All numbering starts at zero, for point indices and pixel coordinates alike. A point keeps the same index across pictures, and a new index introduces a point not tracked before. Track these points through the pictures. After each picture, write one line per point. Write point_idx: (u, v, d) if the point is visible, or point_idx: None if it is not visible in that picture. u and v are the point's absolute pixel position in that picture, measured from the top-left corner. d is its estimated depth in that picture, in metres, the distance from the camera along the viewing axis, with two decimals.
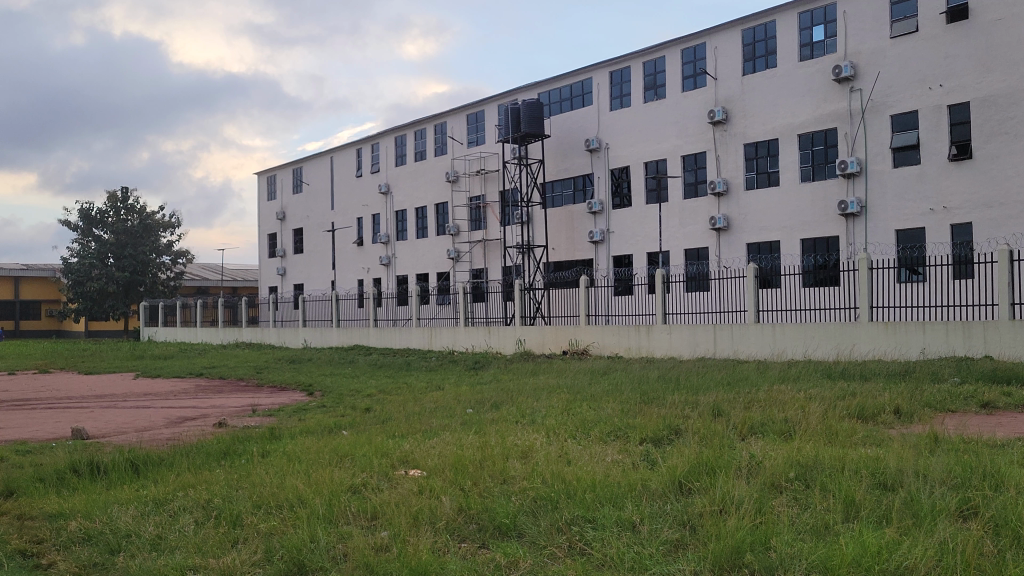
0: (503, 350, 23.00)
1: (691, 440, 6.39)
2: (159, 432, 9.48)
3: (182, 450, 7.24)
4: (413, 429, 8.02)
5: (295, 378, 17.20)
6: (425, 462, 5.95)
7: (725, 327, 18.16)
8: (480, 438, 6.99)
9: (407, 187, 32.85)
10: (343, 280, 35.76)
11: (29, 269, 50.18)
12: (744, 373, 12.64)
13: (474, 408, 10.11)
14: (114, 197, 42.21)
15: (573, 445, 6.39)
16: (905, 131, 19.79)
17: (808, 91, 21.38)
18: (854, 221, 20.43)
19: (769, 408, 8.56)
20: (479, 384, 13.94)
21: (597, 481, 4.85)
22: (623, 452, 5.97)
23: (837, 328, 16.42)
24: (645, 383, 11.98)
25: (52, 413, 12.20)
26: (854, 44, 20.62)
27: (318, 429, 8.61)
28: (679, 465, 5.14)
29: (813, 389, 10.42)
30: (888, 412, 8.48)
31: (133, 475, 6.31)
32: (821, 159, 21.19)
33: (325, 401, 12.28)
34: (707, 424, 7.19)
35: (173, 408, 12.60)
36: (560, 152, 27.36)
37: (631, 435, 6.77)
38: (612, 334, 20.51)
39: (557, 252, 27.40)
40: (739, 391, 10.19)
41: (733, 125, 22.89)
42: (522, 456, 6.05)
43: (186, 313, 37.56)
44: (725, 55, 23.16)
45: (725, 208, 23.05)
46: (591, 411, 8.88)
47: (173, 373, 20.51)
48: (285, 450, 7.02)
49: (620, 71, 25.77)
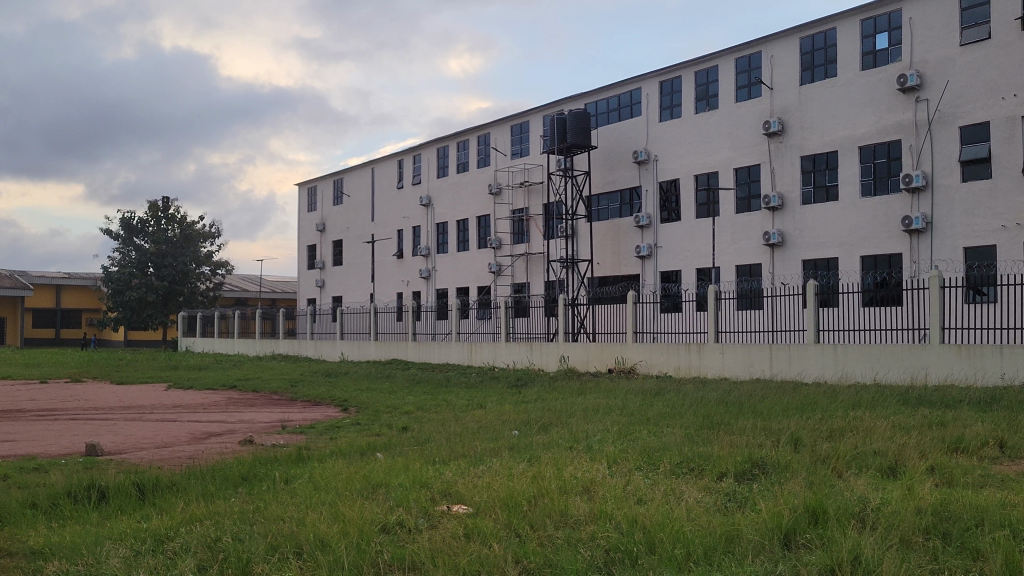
0: (546, 367, 22.13)
1: (782, 478, 5.43)
2: (179, 450, 8.72)
3: (196, 474, 6.43)
4: (455, 454, 7.20)
5: (329, 393, 16.41)
6: (471, 496, 5.10)
7: (782, 347, 17.15)
8: (534, 468, 6.11)
9: (448, 199, 32.16)
10: (381, 293, 35.16)
11: (71, 277, 50.32)
12: (812, 397, 11.64)
13: (521, 430, 9.26)
14: (155, 207, 41.95)
15: (645, 480, 5.50)
16: (975, 143, 18.64)
17: (871, 101, 20.31)
18: (919, 238, 19.29)
19: (856, 438, 7.59)
20: (525, 402, 13.09)
21: (686, 530, 3.96)
22: (705, 491, 5.08)
23: (906, 350, 15.32)
24: (704, 406, 11.02)
25: (74, 425, 11.54)
26: (920, 52, 19.54)
27: (352, 451, 7.77)
28: (784, 509, 4.24)
29: (897, 417, 9.40)
30: (992, 446, 7.45)
31: (138, 503, 5.54)
32: (883, 173, 20.09)
33: (360, 418, 11.47)
34: (796, 457, 6.25)
35: (199, 422, 11.89)
36: (607, 164, 26.50)
37: (707, 469, 5.84)
38: (660, 352, 19.54)
39: (602, 267, 26.48)
40: (815, 419, 9.21)
41: (789, 136, 21.87)
42: (584, 492, 5.18)
43: (224, 324, 37.14)
44: (782, 63, 22.17)
45: (779, 222, 22.01)
46: (653, 437, 7.95)
47: (205, 385, 19.85)
48: (313, 476, 6.21)
49: (671, 81, 24.86)
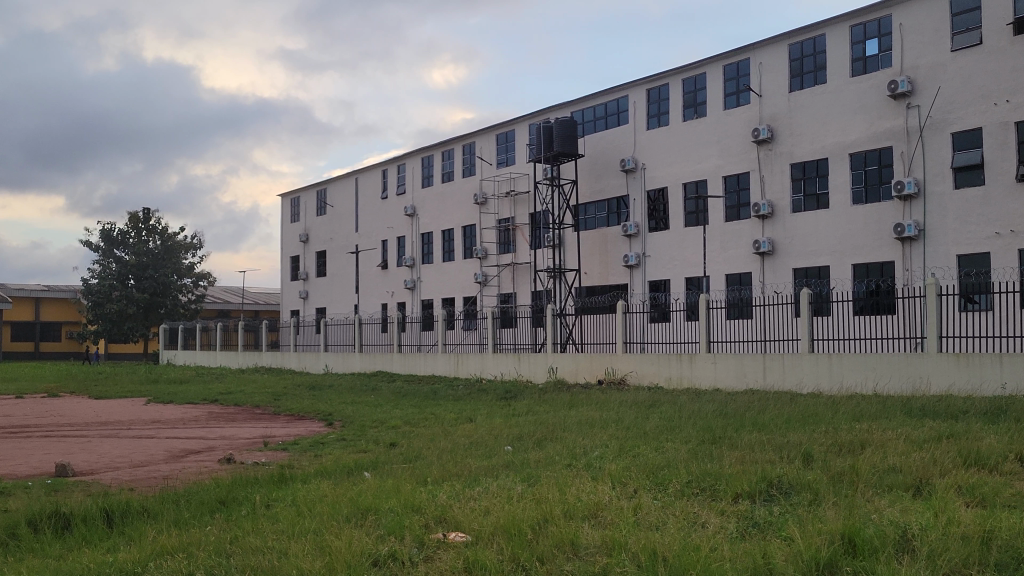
0: (534, 379, 21.73)
1: (804, 502, 5.09)
2: (154, 469, 8.26)
3: (170, 498, 5.98)
4: (447, 473, 6.81)
5: (313, 407, 15.94)
6: (469, 523, 4.72)
7: (776, 357, 16.85)
8: (534, 490, 5.72)
9: (433, 208, 31.75)
10: (366, 304, 34.70)
11: (51, 290, 49.56)
12: (813, 408, 11.29)
13: (514, 446, 8.87)
14: (135, 218, 41.33)
15: (655, 503, 5.14)
16: (967, 149, 18.41)
17: (861, 107, 20.06)
18: (911, 245, 19.03)
19: (870, 454, 7.25)
20: (515, 416, 12.70)
21: (718, 567, 3.65)
22: (724, 516, 4.75)
23: (902, 360, 15.03)
24: (701, 419, 10.64)
25: (46, 442, 11.05)
26: (911, 58, 19.33)
27: (337, 471, 7.33)
28: (821, 542, 3.92)
29: (904, 430, 9.07)
30: (1010, 459, 7.11)
31: (105, 532, 5.12)
32: (874, 180, 19.85)
33: (345, 433, 11.03)
34: (811, 475, 5.89)
35: (177, 438, 11.41)
36: (594, 173, 26.17)
37: (720, 490, 5.47)
38: (651, 362, 19.17)
39: (589, 277, 26.13)
40: (820, 432, 8.86)
41: (779, 143, 21.61)
42: (592, 518, 4.82)
43: (206, 336, 36.55)
44: (771, 70, 21.93)
45: (770, 231, 21.72)
46: (655, 453, 7.58)
47: (185, 399, 19.30)
48: (297, 499, 5.78)
49: (658, 89, 24.58)
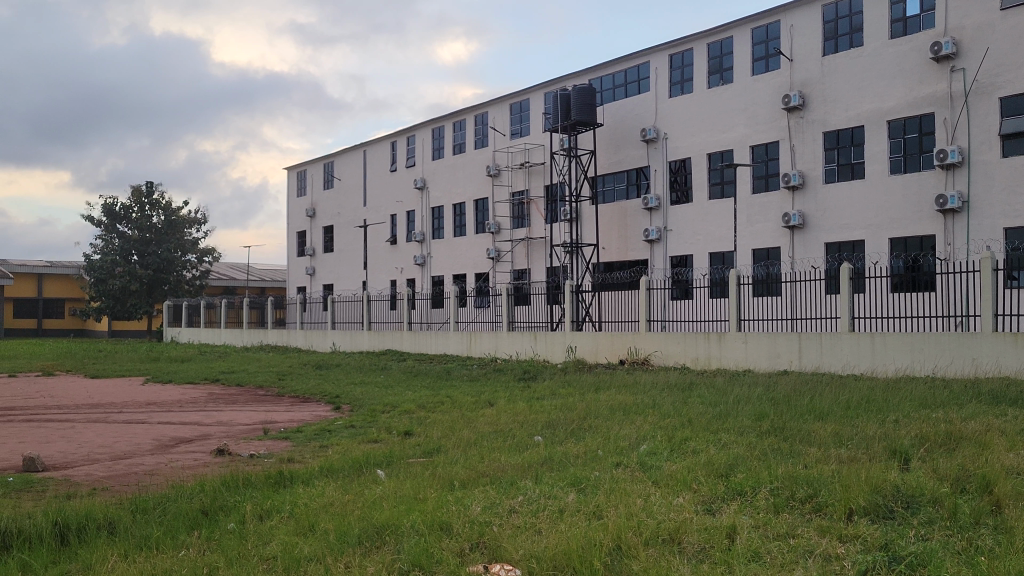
0: (551, 358, 20.60)
1: (943, 526, 4.04)
2: (137, 464, 7.19)
3: (145, 506, 4.89)
4: (472, 472, 5.73)
5: (320, 388, 14.90)
6: (519, 550, 3.72)
7: (813, 336, 15.69)
8: (586, 499, 4.65)
9: (444, 181, 30.56)
10: (375, 281, 33.64)
11: (53, 266, 48.55)
12: (872, 393, 10.16)
13: (543, 436, 7.81)
14: (138, 192, 40.16)
15: (748, 520, 4.08)
16: (1017, 115, 17.13)
17: (901, 71, 18.76)
18: (954, 218, 17.79)
19: (971, 451, 6.14)
20: (539, 400, 11.63)
21: None
22: (848, 546, 3.73)
23: (953, 339, 13.87)
24: (744, 405, 9.55)
25: (25, 429, 9.98)
26: (956, 18, 17.99)
27: (344, 469, 6.23)
28: None
29: (987, 419, 7.96)
30: None
31: (54, 559, 4.06)
32: (914, 148, 18.58)
33: (353, 419, 9.93)
34: (927, 482, 4.79)
35: (168, 424, 10.30)
36: (613, 143, 24.93)
37: (827, 505, 4.40)
38: (677, 341, 17.99)
39: (607, 252, 24.93)
40: (892, 422, 7.78)
41: (811, 110, 20.34)
42: (676, 544, 3.79)
43: (210, 313, 35.51)
44: (803, 34, 20.63)
45: (800, 203, 20.49)
46: (714, 450, 6.46)
47: (186, 379, 18.27)
48: (296, 510, 4.70)
49: (681, 54, 23.29)
